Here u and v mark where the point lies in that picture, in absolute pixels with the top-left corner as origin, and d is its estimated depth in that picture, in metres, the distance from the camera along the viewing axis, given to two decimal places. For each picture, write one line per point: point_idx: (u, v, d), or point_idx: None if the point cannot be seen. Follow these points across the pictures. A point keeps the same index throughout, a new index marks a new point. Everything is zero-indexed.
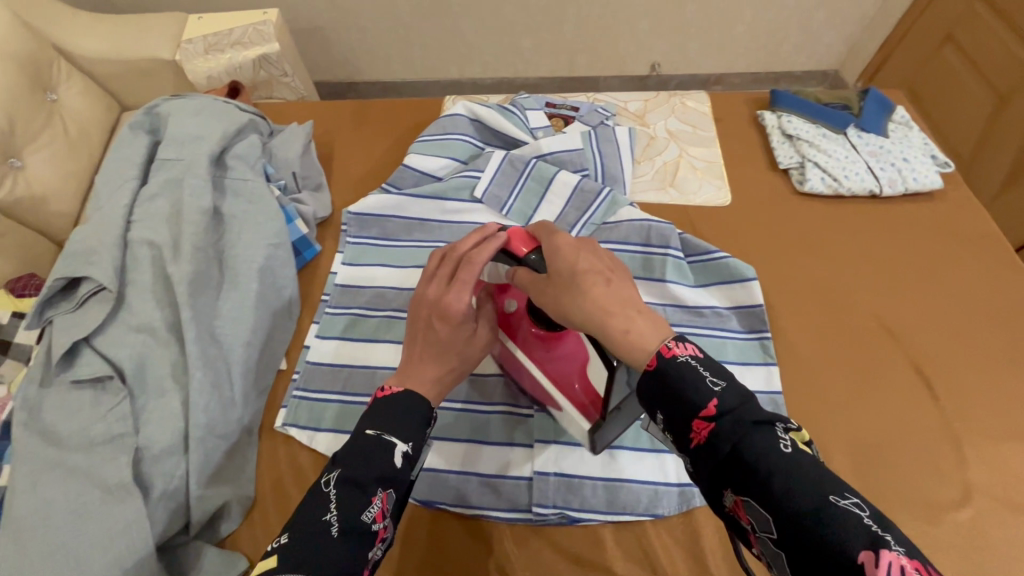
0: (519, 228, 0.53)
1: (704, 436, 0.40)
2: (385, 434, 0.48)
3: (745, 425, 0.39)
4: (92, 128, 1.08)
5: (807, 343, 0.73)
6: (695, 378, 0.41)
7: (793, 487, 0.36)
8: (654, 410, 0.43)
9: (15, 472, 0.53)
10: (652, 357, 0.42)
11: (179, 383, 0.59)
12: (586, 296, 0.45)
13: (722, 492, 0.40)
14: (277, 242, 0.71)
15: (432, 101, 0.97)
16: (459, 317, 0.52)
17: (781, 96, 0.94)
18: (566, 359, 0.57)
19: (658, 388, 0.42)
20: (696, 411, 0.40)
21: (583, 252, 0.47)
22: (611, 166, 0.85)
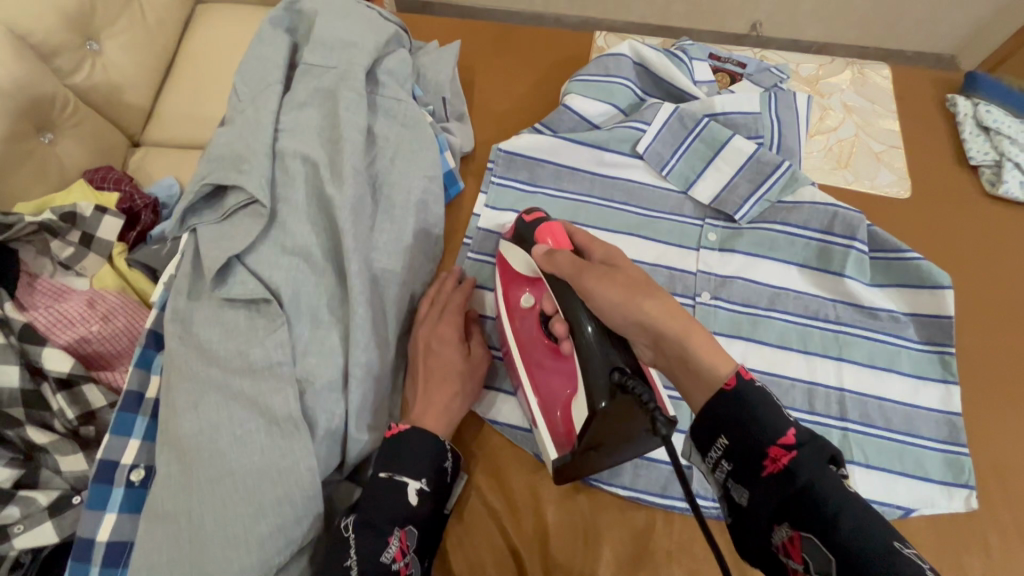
0: (558, 224, 0.54)
1: (780, 464, 0.41)
2: (395, 475, 0.49)
3: (818, 463, 0.40)
4: (172, 19, 1.00)
5: (993, 365, 0.66)
6: (774, 408, 0.43)
7: (858, 524, 0.37)
8: (718, 434, 0.44)
9: (173, 388, 0.50)
10: (732, 376, 0.44)
11: (337, 317, 0.55)
12: (662, 297, 0.46)
13: (773, 526, 0.40)
14: (433, 175, 0.65)
15: (581, 36, 0.86)
16: (449, 341, 0.57)
17: (980, 81, 0.82)
18: (560, 379, 0.52)
19: (733, 409, 0.43)
20: (772, 438, 0.41)
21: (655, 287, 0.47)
22: (788, 137, 0.75)
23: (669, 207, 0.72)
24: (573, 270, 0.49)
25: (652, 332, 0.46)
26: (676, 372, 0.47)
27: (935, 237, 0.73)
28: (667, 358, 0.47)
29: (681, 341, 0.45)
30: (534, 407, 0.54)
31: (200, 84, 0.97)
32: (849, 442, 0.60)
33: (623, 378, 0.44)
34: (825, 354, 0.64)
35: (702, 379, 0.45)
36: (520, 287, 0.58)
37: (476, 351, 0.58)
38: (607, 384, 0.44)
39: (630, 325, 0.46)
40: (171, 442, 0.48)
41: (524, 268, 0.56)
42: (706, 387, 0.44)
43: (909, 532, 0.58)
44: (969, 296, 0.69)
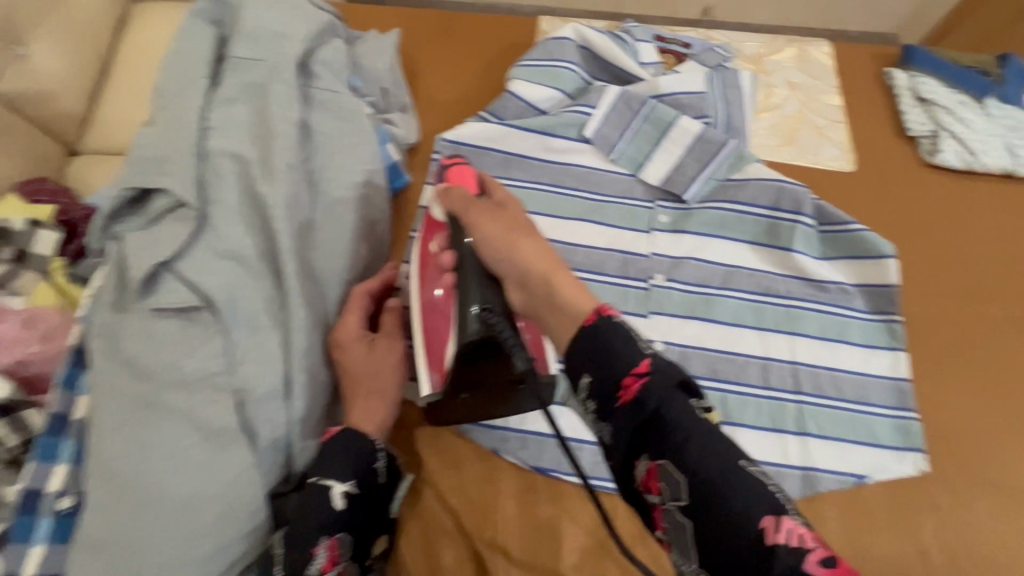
0: (470, 169, 0.53)
1: (632, 393, 0.37)
2: (319, 478, 0.47)
3: (671, 386, 0.36)
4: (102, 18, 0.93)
5: (936, 329, 0.67)
6: (628, 336, 0.39)
7: (706, 448, 0.34)
8: (581, 371, 0.40)
9: (99, 407, 0.47)
10: (591, 314, 0.41)
11: (276, 321, 0.53)
12: (538, 242, 0.46)
13: (634, 463, 0.37)
14: (374, 168, 0.62)
15: (525, 21, 0.85)
16: (354, 338, 0.54)
17: (916, 53, 0.84)
18: (438, 318, 0.48)
19: (593, 344, 0.39)
20: (626, 367, 0.37)
21: (534, 235, 0.46)
22: (733, 115, 0.76)
23: (619, 191, 0.72)
24: (462, 207, 0.48)
25: (521, 271, 0.44)
26: (540, 308, 0.43)
27: (878, 207, 0.75)
28: (534, 298, 0.44)
29: (544, 277, 0.43)
30: (418, 355, 0.50)
31: (132, 84, 0.92)
32: (803, 415, 0.61)
33: (490, 317, 0.43)
34: (777, 329, 0.65)
35: (563, 312, 0.42)
36: (430, 232, 0.52)
37: (382, 342, 0.54)
38: (473, 321, 0.43)
39: (504, 261, 0.45)
40: (97, 464, 0.46)
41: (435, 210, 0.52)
42: (568, 323, 0.41)
43: (863, 498, 0.59)
44: (911, 263, 0.71)
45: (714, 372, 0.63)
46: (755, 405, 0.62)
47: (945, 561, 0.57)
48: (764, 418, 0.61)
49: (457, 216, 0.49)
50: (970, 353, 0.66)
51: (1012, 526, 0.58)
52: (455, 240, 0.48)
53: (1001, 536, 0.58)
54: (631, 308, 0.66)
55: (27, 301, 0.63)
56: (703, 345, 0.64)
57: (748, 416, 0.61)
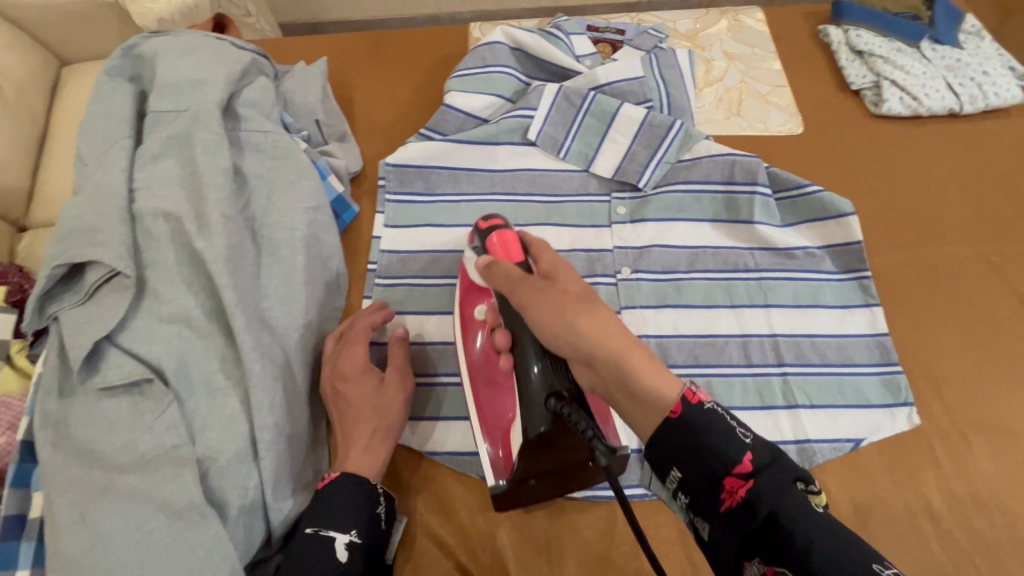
0: (511, 233, 0.49)
1: (738, 496, 0.39)
2: (323, 530, 0.46)
3: (776, 484, 0.38)
4: (27, 88, 0.97)
5: (907, 279, 0.67)
6: (728, 433, 0.40)
7: (828, 553, 0.36)
8: (671, 467, 0.41)
9: (53, 502, 0.45)
10: (676, 404, 0.40)
11: (233, 380, 0.50)
12: (602, 316, 0.42)
13: (745, 561, 0.39)
14: (316, 205, 0.60)
15: (456, 31, 0.83)
16: (362, 372, 0.53)
17: (847, 7, 0.84)
18: (507, 399, 0.50)
19: (687, 441, 0.40)
20: (728, 468, 0.39)
21: (590, 311, 0.42)
22: (677, 95, 0.75)
23: (573, 188, 0.71)
24: (509, 288, 0.46)
25: (586, 353, 0.41)
26: (615, 393, 0.42)
27: (832, 166, 0.74)
28: (606, 382, 0.42)
29: (616, 364, 0.40)
30: (477, 431, 0.51)
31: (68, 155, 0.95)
32: (790, 387, 0.60)
33: (560, 407, 0.41)
34: (752, 305, 0.64)
35: (643, 403, 0.41)
36: (474, 298, 0.54)
37: (393, 376, 0.53)
38: (545, 412, 0.42)
39: (563, 347, 0.42)
40: (58, 564, 0.43)
41: (477, 277, 0.53)
42: (652, 413, 0.41)
43: (860, 461, 0.58)
44: (873, 217, 0.71)
45: (695, 358, 0.62)
46: (739, 385, 0.61)
47: (953, 514, 0.56)
48: (751, 397, 0.60)
49: (506, 295, 0.46)
50: (942, 298, 0.66)
51: (1012, 466, 0.58)
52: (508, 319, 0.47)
53: (1003, 479, 0.57)
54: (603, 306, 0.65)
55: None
56: (679, 332, 0.63)
57: (735, 398, 0.60)
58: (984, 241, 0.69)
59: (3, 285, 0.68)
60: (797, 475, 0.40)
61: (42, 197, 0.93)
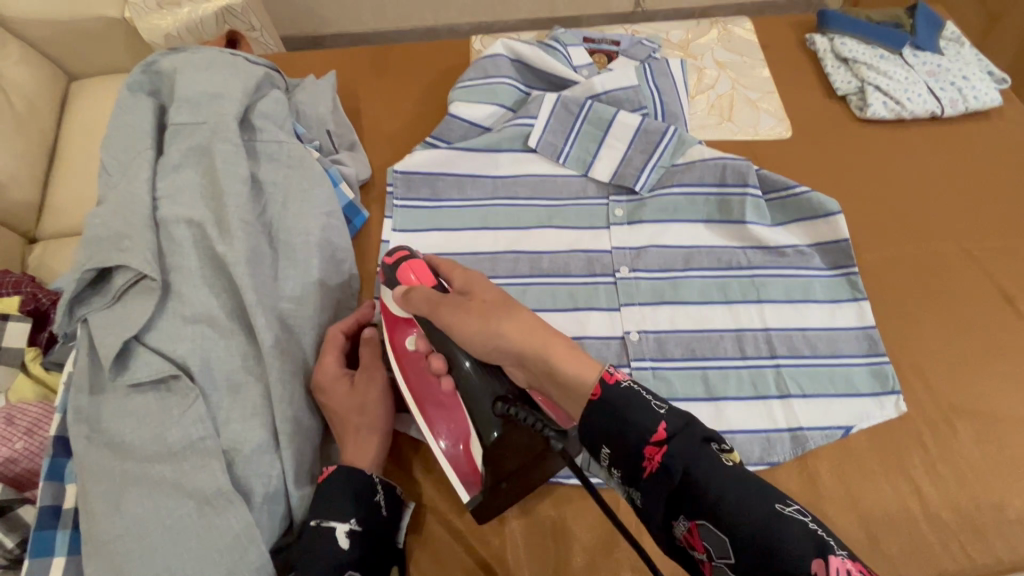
0: (417, 260, 0.54)
1: (657, 462, 0.39)
2: (323, 521, 0.48)
3: (691, 446, 0.39)
4: (41, 104, 1.01)
5: (892, 274, 0.70)
6: (642, 402, 0.41)
7: (740, 504, 0.36)
8: (600, 445, 0.42)
9: (88, 491, 0.48)
10: (596, 386, 0.43)
11: (254, 376, 0.53)
12: (519, 318, 0.48)
13: (674, 521, 0.40)
14: (329, 211, 0.64)
15: (457, 44, 0.87)
16: (333, 379, 0.54)
17: (831, 17, 0.88)
18: (456, 417, 0.51)
19: (609, 420, 0.42)
20: (645, 438, 0.40)
21: (505, 316, 0.48)
22: (670, 102, 0.78)
23: (573, 192, 0.74)
24: (430, 308, 0.50)
25: (513, 353, 0.48)
26: (546, 386, 0.47)
27: (821, 168, 0.78)
28: (536, 373, 0.48)
29: (543, 357, 0.46)
30: (433, 444, 0.53)
31: (80, 168, 0.99)
32: (783, 377, 0.63)
33: (507, 407, 0.46)
34: (745, 300, 0.67)
35: (572, 392, 0.45)
36: (401, 329, 0.54)
37: (363, 375, 0.54)
38: (495, 417, 0.47)
39: (494, 352, 0.48)
40: (95, 549, 0.45)
41: (399, 311, 0.54)
42: (576, 398, 0.45)
43: (850, 447, 0.61)
44: (859, 215, 0.74)
45: (691, 352, 0.65)
46: (734, 376, 0.63)
47: (940, 496, 0.58)
48: (745, 387, 0.63)
49: (429, 319, 0.51)
50: (926, 291, 0.69)
51: (995, 450, 0.60)
52: (434, 341, 0.51)
53: (987, 462, 0.60)
54: (603, 303, 0.68)
55: (7, 397, 0.67)
56: (676, 327, 0.66)
57: (730, 389, 0.63)
58: (966, 237, 0.72)
59: (18, 295, 0.72)
60: (710, 437, 0.40)
61: (51, 209, 0.96)
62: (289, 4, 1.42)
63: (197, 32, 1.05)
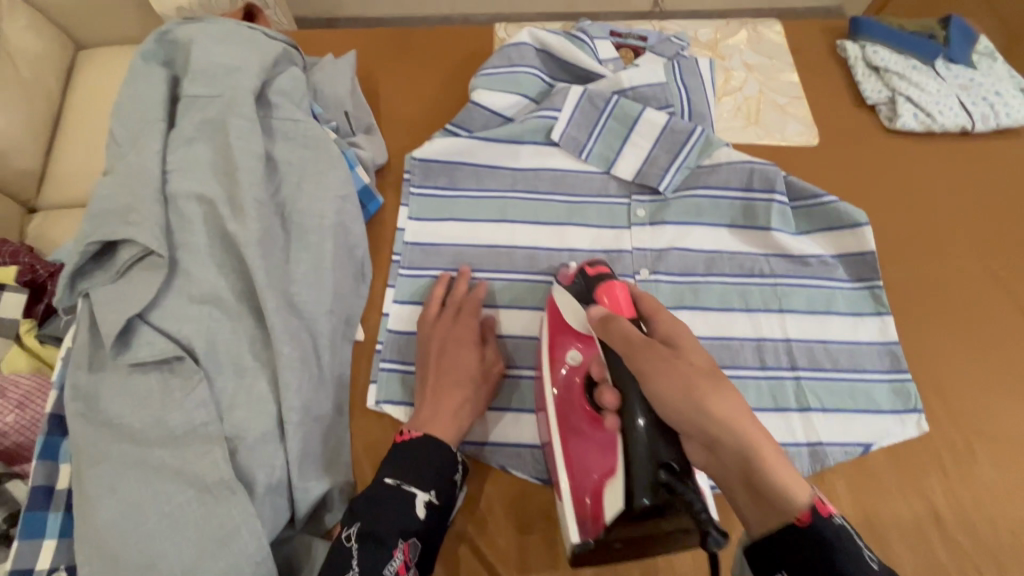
0: (624, 290, 0.51)
1: (827, 572, 0.39)
2: (405, 485, 0.48)
3: (865, 572, 0.39)
4: (44, 68, 0.98)
5: (917, 291, 0.68)
6: (846, 542, 0.40)
7: None
8: (775, 551, 0.42)
9: (84, 473, 0.46)
10: (806, 512, 0.41)
11: (262, 361, 0.51)
12: (732, 401, 0.43)
13: None
14: (345, 195, 0.61)
15: (481, 30, 0.85)
16: (467, 345, 0.56)
17: (863, 24, 0.85)
18: (594, 458, 0.49)
19: (807, 543, 0.40)
20: (845, 568, 0.39)
21: (724, 396, 0.43)
22: (698, 102, 0.76)
23: (594, 189, 0.72)
24: (628, 350, 0.46)
25: (711, 434, 0.43)
26: (739, 495, 0.44)
27: (847, 178, 0.76)
28: (725, 466, 0.44)
29: (743, 452, 0.42)
30: (563, 484, 0.51)
31: (82, 138, 0.96)
32: (803, 390, 0.61)
33: (671, 481, 0.42)
34: (766, 309, 0.65)
35: (770, 497, 0.42)
36: (568, 341, 0.54)
37: (490, 360, 0.57)
38: (649, 480, 0.42)
39: (693, 425, 0.43)
40: (88, 534, 0.44)
41: (580, 324, 0.53)
42: (770, 517, 0.42)
43: (869, 465, 0.59)
44: (886, 228, 0.72)
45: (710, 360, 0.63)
46: (752, 387, 0.62)
47: (957, 519, 0.57)
48: (764, 399, 0.61)
49: (622, 356, 0.47)
50: (949, 310, 0.67)
51: (1015, 476, 0.59)
52: (613, 374, 0.47)
53: (1007, 486, 0.59)
54: None
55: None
56: (695, 333, 0.64)
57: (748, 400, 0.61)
58: (991, 256, 0.71)
59: (15, 265, 0.71)
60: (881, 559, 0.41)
61: (51, 179, 0.94)
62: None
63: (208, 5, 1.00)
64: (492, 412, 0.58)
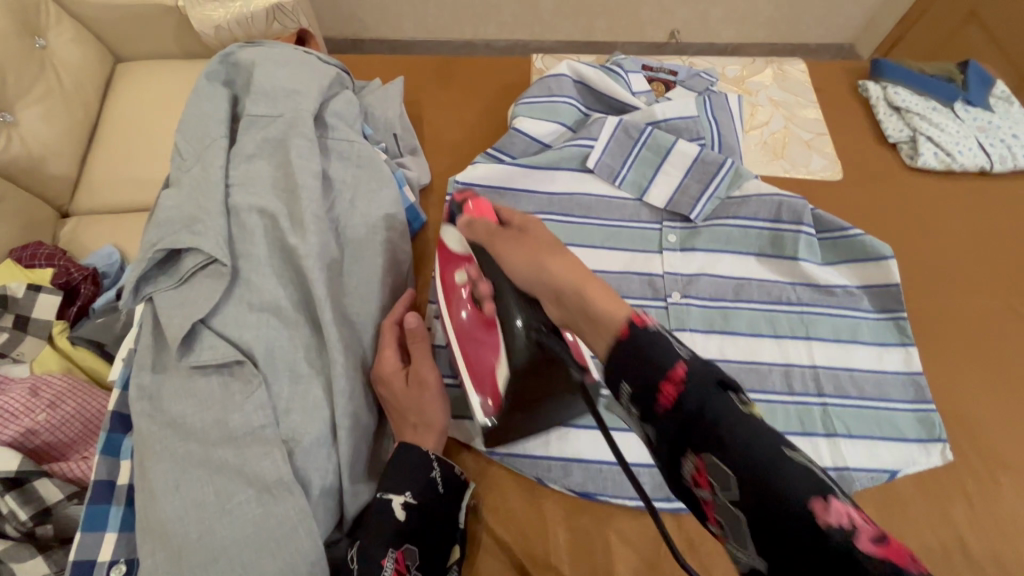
0: (485, 202, 0.52)
1: (671, 395, 0.33)
2: (380, 493, 0.50)
3: (715, 387, 0.33)
4: (87, 81, 1.03)
5: (940, 322, 0.71)
6: (663, 342, 0.35)
7: (752, 440, 0.30)
8: (619, 380, 0.37)
9: (147, 470, 0.48)
10: (624, 323, 0.37)
11: (317, 368, 0.54)
12: (566, 257, 0.44)
13: (680, 459, 0.34)
14: (395, 213, 0.64)
15: (520, 61, 0.89)
16: (397, 370, 0.54)
17: (886, 66, 0.89)
18: (485, 349, 0.52)
19: (624, 352, 0.36)
20: (662, 371, 0.34)
21: (556, 255, 0.44)
22: (727, 135, 0.80)
23: (627, 215, 0.75)
24: (488, 239, 0.49)
25: (551, 286, 0.43)
26: (576, 319, 0.42)
27: (870, 212, 0.79)
28: (569, 311, 0.42)
29: (577, 292, 0.41)
30: (465, 377, 0.55)
31: (118, 147, 1.00)
32: (829, 417, 0.63)
33: (541, 336, 0.47)
34: (794, 336, 0.67)
35: (597, 322, 0.39)
36: (453, 264, 0.56)
37: (419, 373, 0.54)
38: (528, 344, 0.48)
39: (532, 282, 0.45)
40: (153, 528, 0.46)
41: (457, 244, 0.55)
42: (603, 334, 0.39)
43: (895, 492, 0.61)
44: (909, 262, 0.75)
45: (740, 383, 0.65)
46: (782, 409, 0.64)
47: (984, 548, 0.58)
48: (793, 423, 0.63)
49: (485, 247, 0.49)
50: (971, 342, 0.70)
51: None
52: (487, 269, 0.50)
53: None
54: None
55: (30, 366, 0.67)
56: (724, 356, 0.66)
57: (777, 423, 0.63)
58: (1010, 291, 0.73)
59: (52, 268, 0.76)
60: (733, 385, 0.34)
61: (85, 186, 0.98)
62: (334, 6, 1.44)
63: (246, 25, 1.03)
64: None
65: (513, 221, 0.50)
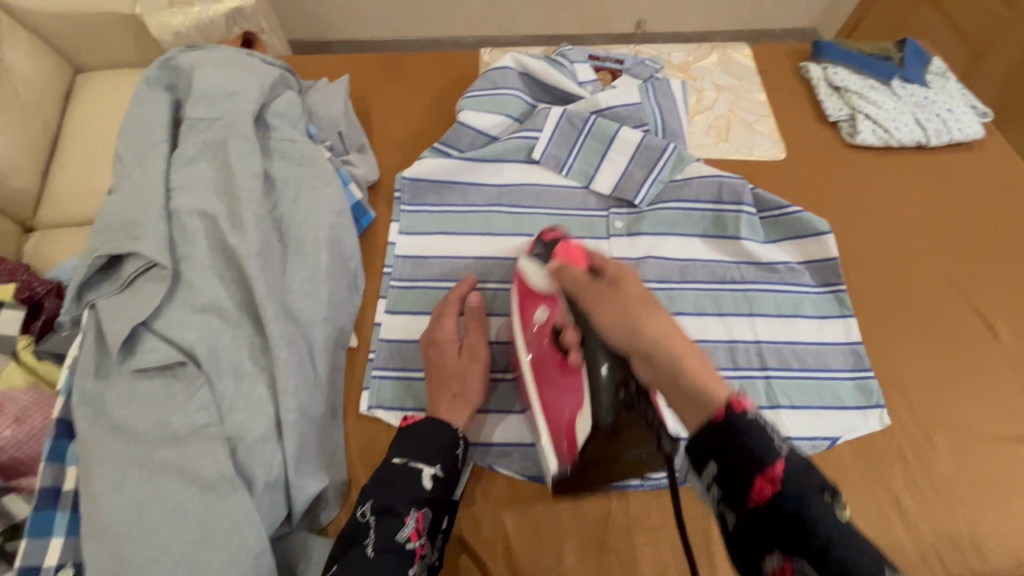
0: (575, 247, 0.54)
1: (766, 494, 0.37)
2: (411, 461, 0.51)
3: (811, 491, 0.36)
4: (46, 94, 1.02)
5: (878, 294, 0.73)
6: (763, 433, 0.38)
7: (855, 559, 0.34)
8: (707, 458, 0.40)
9: (89, 473, 0.48)
10: (721, 408, 0.39)
11: (261, 366, 0.55)
12: (662, 316, 0.44)
13: (766, 555, 0.38)
14: (340, 210, 0.65)
15: (467, 55, 0.90)
16: (449, 339, 0.58)
17: (825, 47, 0.92)
18: (564, 398, 0.51)
19: (719, 439, 0.39)
20: (760, 466, 0.37)
21: (658, 314, 0.44)
22: (671, 121, 0.81)
23: (575, 203, 0.76)
24: (579, 289, 0.48)
25: (642, 348, 0.43)
26: (670, 391, 0.43)
27: (811, 190, 0.81)
28: (659, 376, 0.43)
29: (671, 358, 0.42)
30: (541, 424, 0.53)
31: (79, 159, 0.99)
32: (772, 389, 0.65)
33: (630, 398, 0.45)
34: (737, 313, 0.69)
35: (694, 399, 0.41)
36: (535, 300, 0.57)
37: (471, 347, 0.58)
38: (614, 404, 0.45)
39: (621, 337, 0.44)
40: (96, 530, 0.46)
41: (541, 282, 0.56)
42: (698, 412, 0.41)
43: (836, 458, 0.63)
44: (848, 237, 0.77)
45: None
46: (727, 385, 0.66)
47: (919, 507, 0.61)
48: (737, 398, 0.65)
49: (575, 295, 0.49)
50: (908, 311, 0.72)
51: (971, 466, 0.63)
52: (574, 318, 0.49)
53: (965, 477, 0.62)
54: None
55: None
56: None
57: None
58: (945, 260, 0.76)
59: (12, 282, 0.70)
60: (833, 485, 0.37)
61: (48, 199, 0.97)
62: (299, 10, 1.44)
63: (207, 32, 1.05)
64: (491, 414, 0.61)
65: (602, 266, 0.50)
